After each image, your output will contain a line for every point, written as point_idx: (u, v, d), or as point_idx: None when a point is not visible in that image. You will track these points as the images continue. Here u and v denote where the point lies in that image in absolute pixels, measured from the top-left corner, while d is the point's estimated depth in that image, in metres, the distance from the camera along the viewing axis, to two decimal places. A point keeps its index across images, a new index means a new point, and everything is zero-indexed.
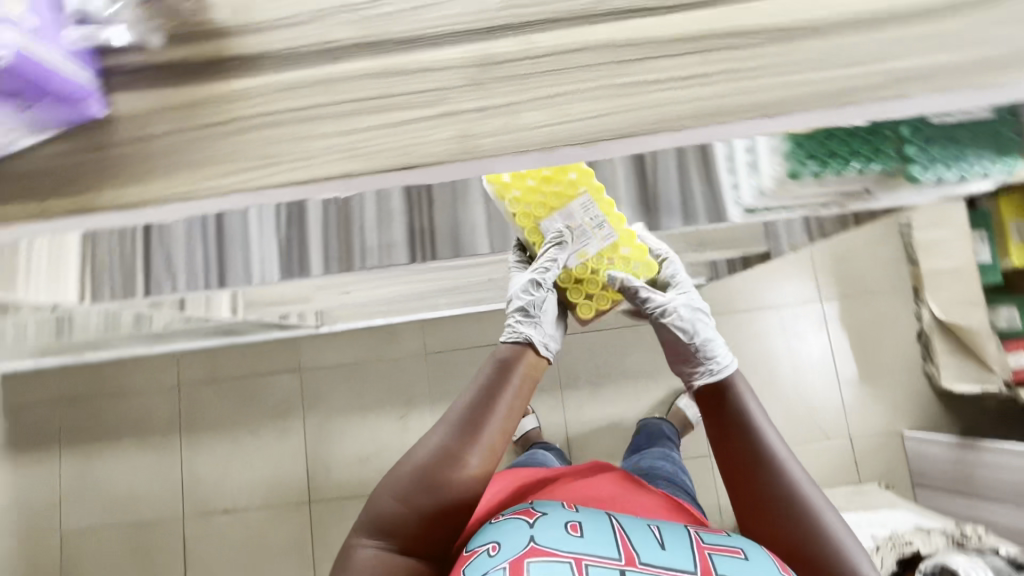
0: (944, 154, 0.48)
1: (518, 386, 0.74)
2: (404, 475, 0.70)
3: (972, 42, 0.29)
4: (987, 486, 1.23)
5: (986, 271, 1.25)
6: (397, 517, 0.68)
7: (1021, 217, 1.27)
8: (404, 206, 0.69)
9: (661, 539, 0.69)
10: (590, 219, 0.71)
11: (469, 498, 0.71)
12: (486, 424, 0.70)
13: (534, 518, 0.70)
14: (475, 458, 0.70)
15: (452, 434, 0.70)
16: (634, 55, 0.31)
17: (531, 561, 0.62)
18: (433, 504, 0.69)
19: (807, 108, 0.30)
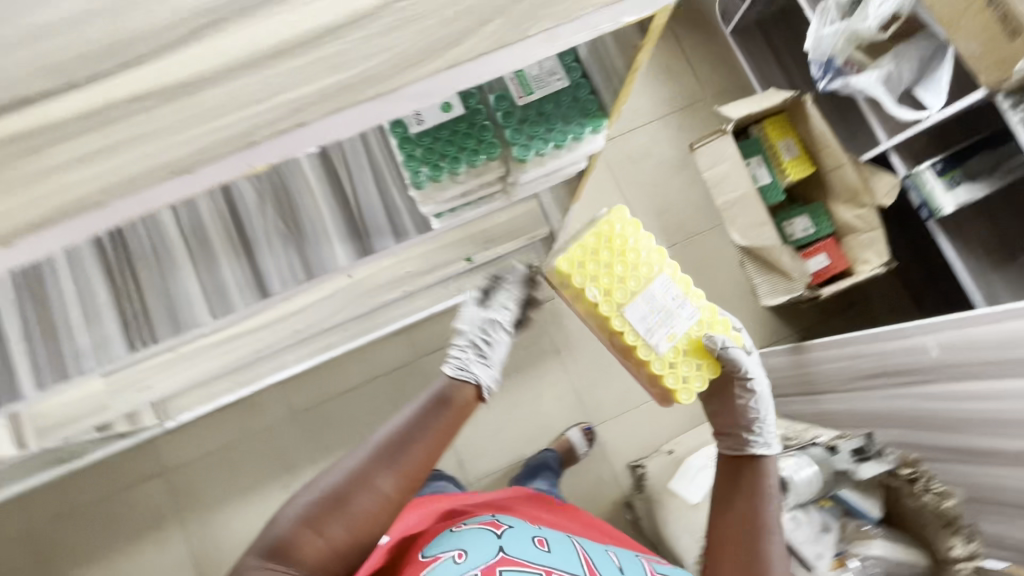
0: (530, 129, 0.60)
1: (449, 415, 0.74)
2: (316, 493, 0.65)
3: (347, 61, 0.31)
4: (821, 381, 1.34)
5: (768, 192, 1.42)
6: (299, 543, 0.62)
7: (787, 135, 1.41)
8: (109, 296, 0.67)
9: (619, 566, 0.71)
10: (668, 298, 0.81)
11: (379, 525, 0.66)
12: (408, 454, 0.68)
13: (500, 530, 0.70)
14: (389, 486, 0.66)
15: (372, 458, 0.67)
16: (32, 143, 0.30)
17: (503, 569, 0.62)
18: (342, 525, 0.64)
19: (219, 153, 0.31)
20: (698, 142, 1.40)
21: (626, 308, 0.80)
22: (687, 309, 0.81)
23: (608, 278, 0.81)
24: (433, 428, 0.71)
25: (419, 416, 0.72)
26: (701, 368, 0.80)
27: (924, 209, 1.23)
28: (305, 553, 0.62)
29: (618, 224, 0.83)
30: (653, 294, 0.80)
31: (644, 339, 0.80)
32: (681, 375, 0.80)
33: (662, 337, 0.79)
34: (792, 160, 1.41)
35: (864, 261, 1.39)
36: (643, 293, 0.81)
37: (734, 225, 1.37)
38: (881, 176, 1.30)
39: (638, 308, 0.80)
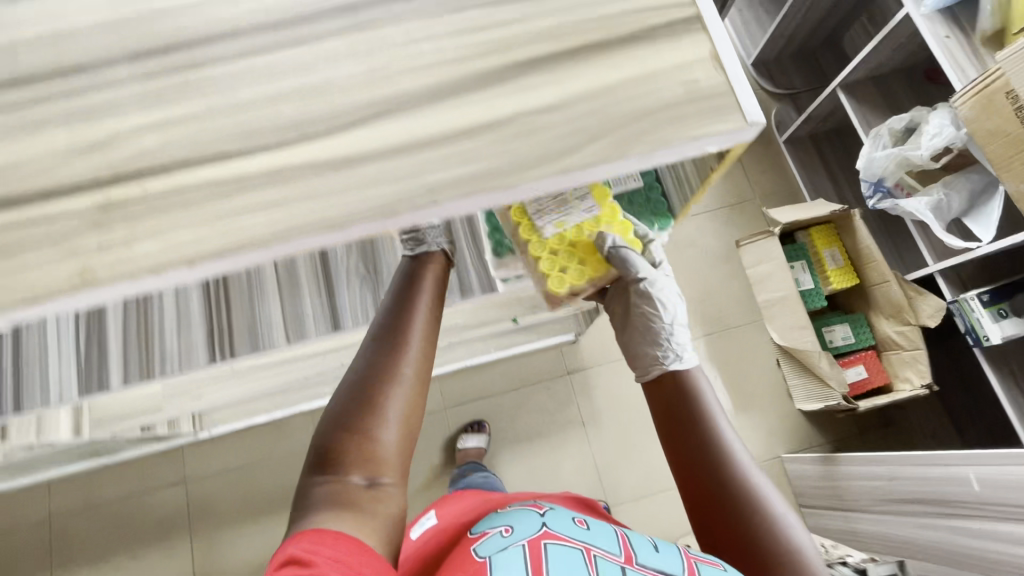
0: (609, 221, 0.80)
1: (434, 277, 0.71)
2: (341, 398, 0.62)
3: (481, 157, 0.38)
4: (853, 497, 1.30)
5: (810, 297, 1.44)
6: (348, 448, 0.60)
7: (833, 246, 1.46)
8: (203, 308, 0.73)
9: (656, 546, 0.74)
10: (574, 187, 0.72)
11: (415, 403, 0.64)
12: (408, 329, 0.64)
13: (543, 511, 0.76)
14: (408, 362, 0.64)
15: (376, 346, 0.64)
16: (228, 189, 0.38)
17: (547, 541, 0.67)
18: (377, 414, 0.61)
19: (363, 218, 0.38)
20: (745, 240, 1.45)
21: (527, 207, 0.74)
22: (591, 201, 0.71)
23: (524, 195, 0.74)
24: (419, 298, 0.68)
25: (401, 293, 0.68)
26: (583, 267, 0.77)
27: (971, 335, 1.23)
28: (361, 454, 0.60)
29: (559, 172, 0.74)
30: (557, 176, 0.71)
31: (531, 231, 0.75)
32: (558, 262, 0.76)
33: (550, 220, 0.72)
34: (837, 269, 1.44)
35: (904, 378, 1.38)
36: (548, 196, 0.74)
37: (773, 323, 1.39)
38: (928, 298, 1.31)
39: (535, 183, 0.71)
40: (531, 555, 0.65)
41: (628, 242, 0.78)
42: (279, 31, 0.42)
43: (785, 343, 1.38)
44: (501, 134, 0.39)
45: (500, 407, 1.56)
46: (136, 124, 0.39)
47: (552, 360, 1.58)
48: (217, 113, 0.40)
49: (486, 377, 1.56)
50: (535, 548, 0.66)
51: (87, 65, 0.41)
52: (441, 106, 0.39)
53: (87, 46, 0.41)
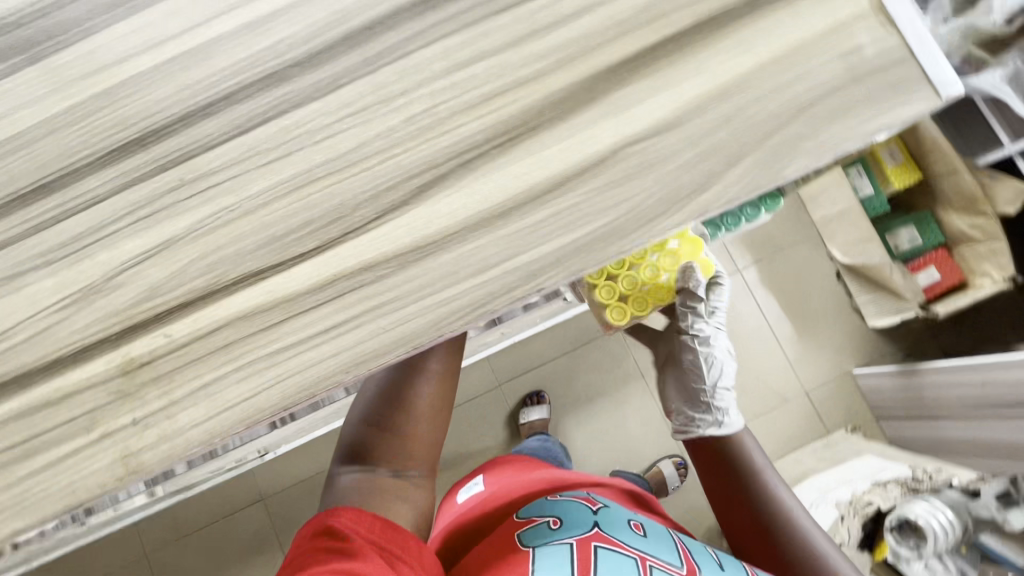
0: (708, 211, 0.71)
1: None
2: (370, 391, 0.60)
3: (589, 214, 0.29)
4: (938, 406, 1.25)
5: (870, 203, 1.33)
6: (381, 446, 0.59)
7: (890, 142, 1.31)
8: None
9: (720, 561, 0.69)
10: None
11: (447, 404, 0.60)
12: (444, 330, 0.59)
13: (596, 507, 0.72)
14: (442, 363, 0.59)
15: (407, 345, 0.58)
16: (276, 318, 0.29)
17: (598, 545, 0.65)
18: (407, 413, 0.59)
19: (454, 327, 0.29)
20: None
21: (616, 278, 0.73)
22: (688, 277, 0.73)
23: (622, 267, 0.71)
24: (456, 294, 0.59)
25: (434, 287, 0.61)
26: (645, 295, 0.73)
27: None
28: (393, 446, 0.59)
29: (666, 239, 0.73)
30: None
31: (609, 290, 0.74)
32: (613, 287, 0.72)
33: None
34: (896, 167, 1.30)
35: (983, 273, 1.28)
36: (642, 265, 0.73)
37: (834, 241, 1.31)
38: (1003, 182, 1.20)
39: None
40: (580, 557, 0.63)
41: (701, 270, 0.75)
42: (280, 85, 0.31)
43: (848, 260, 1.29)
44: (608, 177, 0.29)
45: (555, 373, 1.51)
46: (137, 250, 0.31)
47: None
48: (231, 216, 0.30)
49: (535, 346, 1.51)
50: (584, 551, 0.63)
51: (50, 182, 0.31)
52: (517, 153, 0.29)
53: (43, 155, 0.32)
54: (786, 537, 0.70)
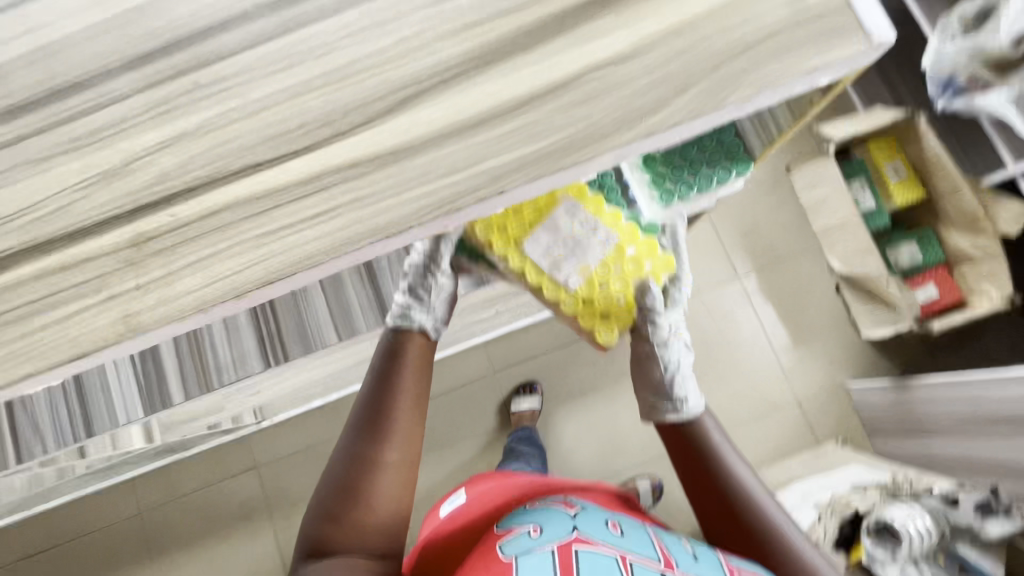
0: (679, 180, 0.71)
1: (415, 365, 0.76)
2: (326, 486, 0.70)
3: (550, 128, 0.32)
4: (929, 421, 1.25)
5: (872, 217, 1.34)
6: (339, 533, 0.67)
7: (895, 157, 1.34)
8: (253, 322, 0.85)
9: (695, 550, 0.73)
10: (579, 224, 0.76)
11: (399, 489, 0.70)
12: (390, 409, 0.71)
13: (574, 511, 0.76)
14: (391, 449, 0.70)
15: (352, 438, 0.70)
16: (267, 205, 0.33)
17: (578, 548, 0.68)
18: (356, 500, 0.68)
19: (422, 221, 0.33)
20: (796, 163, 1.34)
21: (533, 245, 0.76)
22: (604, 234, 0.76)
23: (511, 220, 0.75)
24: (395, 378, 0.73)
25: (379, 369, 0.75)
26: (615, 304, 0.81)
27: None
28: (350, 527, 0.67)
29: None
30: (558, 221, 0.76)
31: (552, 277, 0.78)
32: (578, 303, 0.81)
33: (570, 270, 0.77)
34: (900, 183, 1.33)
35: (982, 293, 1.29)
36: (548, 225, 0.76)
37: (833, 251, 1.31)
38: (1005, 203, 1.21)
39: (535, 242, 0.76)
40: (560, 561, 0.67)
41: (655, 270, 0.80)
42: (289, 7, 0.35)
43: (847, 270, 1.29)
44: (571, 99, 0.32)
45: (550, 365, 1.54)
46: (153, 141, 0.35)
47: None
48: (237, 117, 0.35)
49: (531, 337, 1.54)
50: (564, 557, 0.67)
51: (84, 81, 0.36)
52: (491, 74, 0.33)
53: (79, 58, 0.36)
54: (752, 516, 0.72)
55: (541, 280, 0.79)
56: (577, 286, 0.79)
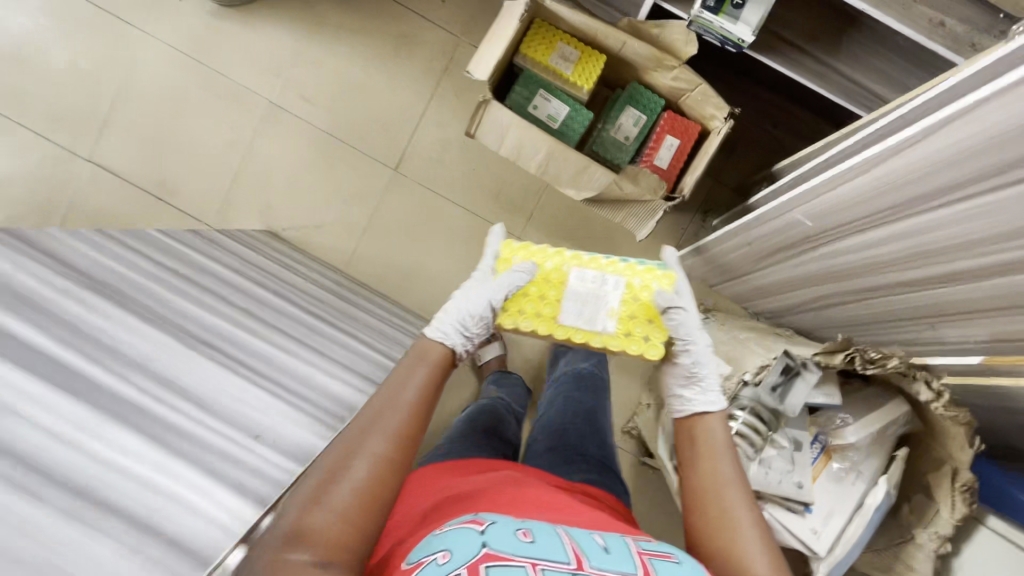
0: None
1: (430, 373, 0.76)
2: (309, 488, 0.60)
3: None
4: (736, 267, 1.24)
5: (575, 121, 1.20)
6: (316, 528, 0.56)
7: (555, 46, 1.17)
8: None
9: (604, 545, 0.59)
10: (592, 282, 0.88)
11: (390, 486, 0.62)
12: (402, 403, 0.69)
13: (483, 523, 0.58)
14: (385, 440, 0.65)
15: (364, 431, 0.65)
16: None
17: (484, 568, 0.51)
18: (349, 490, 0.59)
19: None
20: (470, 127, 1.17)
21: (568, 312, 0.87)
22: (610, 282, 0.88)
23: (537, 307, 0.88)
24: (418, 380, 0.72)
25: (404, 369, 0.74)
26: (649, 331, 0.88)
27: (727, 46, 1.01)
28: (320, 537, 0.55)
29: (511, 254, 0.93)
30: (577, 287, 0.88)
31: (595, 333, 0.87)
32: (617, 342, 0.87)
33: (601, 320, 0.87)
34: (575, 68, 1.18)
35: (711, 116, 1.20)
36: (567, 296, 0.88)
37: (561, 183, 1.19)
38: (668, 29, 1.07)
39: (569, 312, 0.87)
40: None
41: (663, 279, 0.89)
42: None
43: (585, 193, 1.18)
44: None
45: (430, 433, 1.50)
46: None
47: None
48: None
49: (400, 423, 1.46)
50: None
51: None
52: None
53: None
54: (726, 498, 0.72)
55: (589, 340, 0.87)
56: (617, 327, 0.87)
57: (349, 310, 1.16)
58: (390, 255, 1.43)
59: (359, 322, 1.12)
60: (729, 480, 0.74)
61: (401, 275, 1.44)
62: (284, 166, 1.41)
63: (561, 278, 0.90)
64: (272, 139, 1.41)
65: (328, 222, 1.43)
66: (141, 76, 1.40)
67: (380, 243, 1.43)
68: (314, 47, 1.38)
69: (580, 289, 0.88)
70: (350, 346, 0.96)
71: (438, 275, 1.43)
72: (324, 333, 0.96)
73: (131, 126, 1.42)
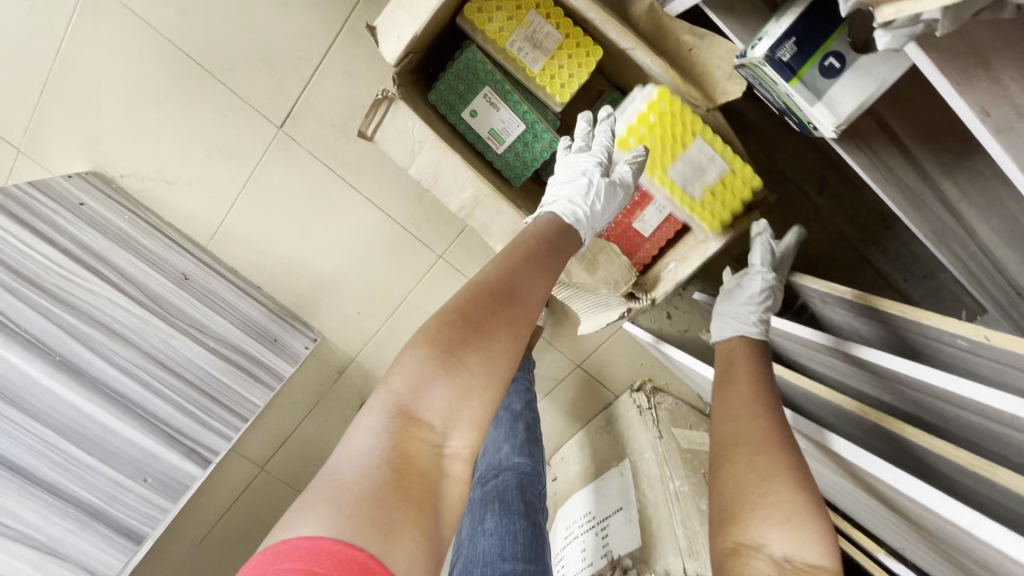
0: None
1: (553, 252, 0.65)
2: (428, 341, 0.52)
3: None
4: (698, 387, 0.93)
5: (529, 146, 0.79)
6: (446, 398, 0.50)
7: (519, 17, 0.70)
8: None
9: None
10: (704, 157, 0.70)
11: (513, 356, 0.55)
12: (524, 278, 0.59)
13: None
14: (510, 313, 0.56)
15: (478, 291, 0.56)
16: None
17: None
18: (477, 353, 0.53)
19: None
20: (364, 127, 0.73)
21: (671, 171, 0.72)
22: (717, 163, 0.71)
23: (646, 158, 0.72)
24: (542, 258, 0.63)
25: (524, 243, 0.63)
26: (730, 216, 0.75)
27: (790, 118, 0.59)
28: (448, 410, 0.49)
29: (657, 103, 0.68)
30: (692, 156, 0.70)
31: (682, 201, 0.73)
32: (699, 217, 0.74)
33: (695, 190, 0.72)
34: (547, 65, 0.73)
35: None
36: (680, 161, 0.71)
37: (491, 237, 0.83)
38: (707, 49, 0.64)
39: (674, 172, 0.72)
40: None
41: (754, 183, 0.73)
42: None
43: None
44: None
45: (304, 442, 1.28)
46: None
47: (311, 371, 1.19)
48: None
49: (268, 428, 1.25)
50: None
51: None
52: None
53: None
54: (753, 420, 0.63)
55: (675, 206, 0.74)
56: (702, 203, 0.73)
57: (163, 346, 0.89)
58: (267, 242, 1.08)
59: (166, 375, 0.88)
60: (761, 403, 0.64)
61: (280, 265, 1.09)
62: (118, 85, 0.96)
63: (682, 138, 0.70)
64: (93, 40, 0.92)
65: (183, 179, 1.03)
66: None
67: (254, 220, 1.06)
68: None
69: (688, 159, 0.70)
70: (113, 470, 0.81)
71: (328, 279, 1.11)
72: (72, 450, 0.79)
73: None
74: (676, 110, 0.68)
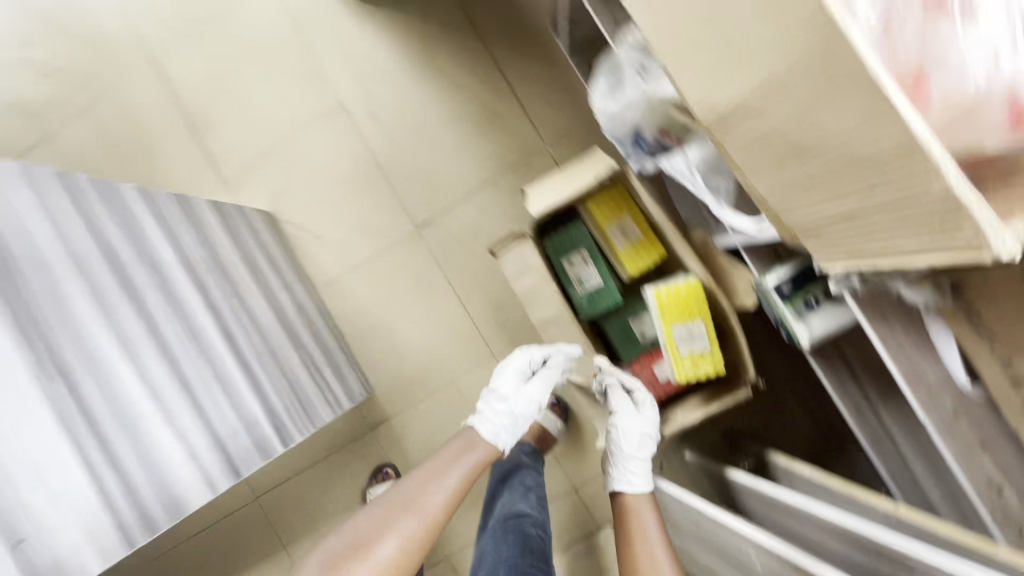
0: None
1: (468, 474, 0.84)
2: (329, 554, 0.72)
3: None
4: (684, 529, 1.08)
5: (600, 296, 1.09)
6: None
7: (619, 216, 1.08)
8: None
9: None
10: (697, 333, 1.00)
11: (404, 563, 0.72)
12: (430, 496, 0.78)
13: None
14: (407, 525, 0.74)
15: (379, 512, 0.76)
16: None
17: None
18: (365, 562, 0.70)
19: None
20: (496, 247, 1.07)
21: (677, 328, 0.99)
22: (702, 341, 1.00)
23: (665, 313, 0.99)
24: (452, 477, 0.82)
25: (438, 463, 0.84)
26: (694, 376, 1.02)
27: (784, 330, 0.89)
28: None
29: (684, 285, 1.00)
30: (692, 327, 0.99)
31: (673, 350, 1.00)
32: (680, 367, 1.00)
33: (683, 348, 1.00)
34: (629, 248, 1.07)
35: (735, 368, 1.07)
36: (683, 325, 0.99)
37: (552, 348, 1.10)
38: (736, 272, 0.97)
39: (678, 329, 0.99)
40: None
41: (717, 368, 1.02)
42: None
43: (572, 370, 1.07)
44: None
45: (309, 484, 1.38)
46: None
47: (349, 418, 1.36)
48: None
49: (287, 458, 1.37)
50: None
51: None
52: None
53: None
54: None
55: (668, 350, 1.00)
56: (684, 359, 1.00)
57: (277, 350, 1.05)
58: (368, 301, 1.35)
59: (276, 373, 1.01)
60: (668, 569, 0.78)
61: (368, 323, 1.35)
62: (322, 164, 1.34)
63: (692, 312, 1.00)
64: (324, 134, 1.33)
65: (331, 237, 1.35)
66: (242, 11, 1.34)
67: (368, 282, 1.35)
68: (414, 78, 1.31)
69: (688, 327, 0.99)
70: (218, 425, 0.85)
71: (401, 346, 1.35)
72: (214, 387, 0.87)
73: (204, 45, 1.36)
74: (693, 295, 1.00)
